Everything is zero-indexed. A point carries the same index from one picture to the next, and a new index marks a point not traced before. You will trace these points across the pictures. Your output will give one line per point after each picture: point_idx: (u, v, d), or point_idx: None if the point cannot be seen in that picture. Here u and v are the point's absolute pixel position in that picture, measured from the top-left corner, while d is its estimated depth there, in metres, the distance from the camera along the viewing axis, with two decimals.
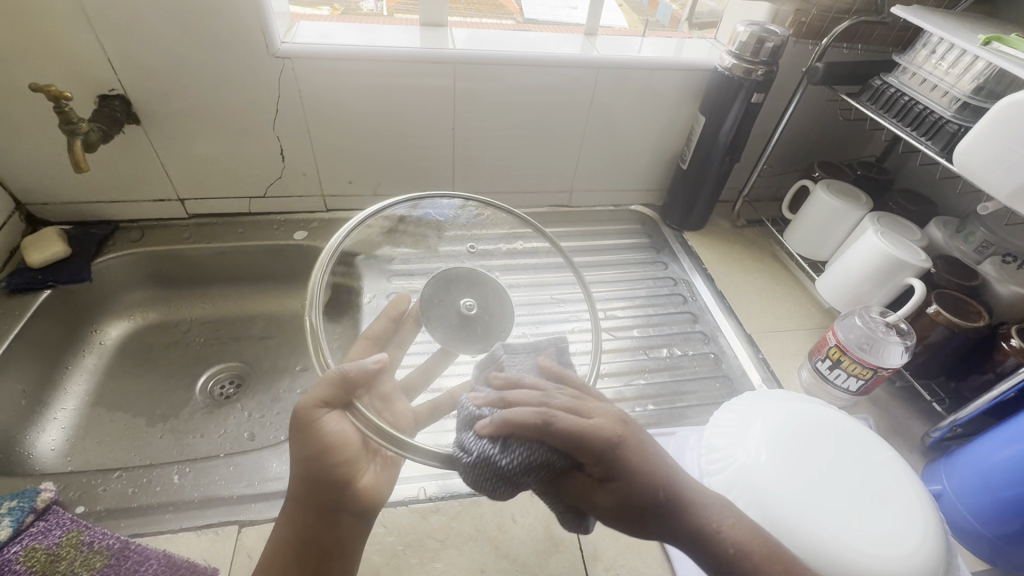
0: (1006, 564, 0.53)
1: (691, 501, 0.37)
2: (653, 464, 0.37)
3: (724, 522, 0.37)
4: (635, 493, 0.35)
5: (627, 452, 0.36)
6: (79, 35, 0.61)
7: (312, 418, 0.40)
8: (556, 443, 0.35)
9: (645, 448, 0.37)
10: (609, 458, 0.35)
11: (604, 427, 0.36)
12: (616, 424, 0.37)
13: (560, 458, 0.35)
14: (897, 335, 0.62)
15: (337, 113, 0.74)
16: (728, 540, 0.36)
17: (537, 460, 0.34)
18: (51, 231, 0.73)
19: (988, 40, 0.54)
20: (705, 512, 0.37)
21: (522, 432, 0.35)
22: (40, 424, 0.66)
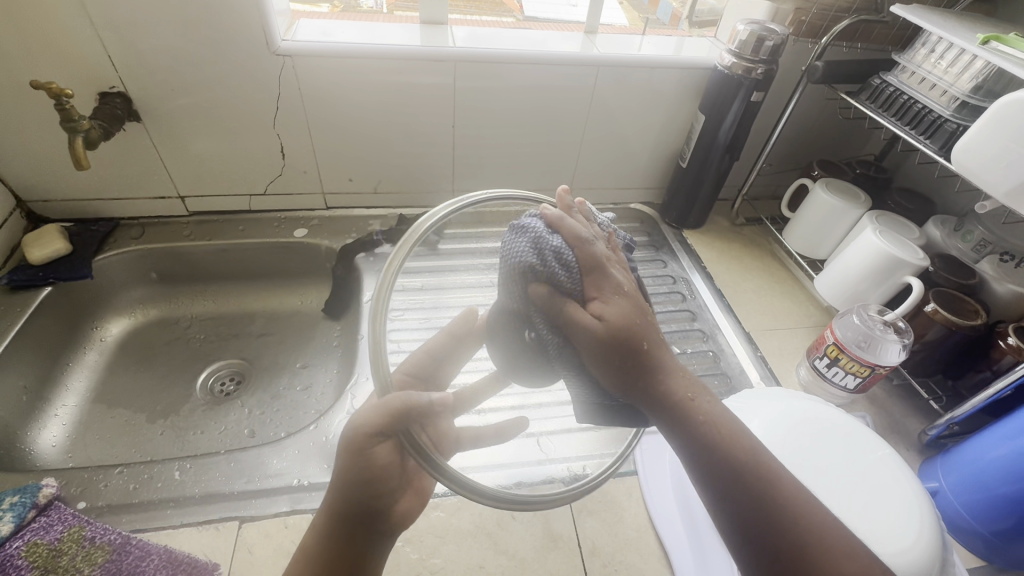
0: (1001, 561, 0.53)
1: (670, 370, 0.38)
2: (649, 320, 0.38)
3: (698, 391, 0.38)
4: (624, 335, 0.36)
5: (631, 303, 0.37)
6: (79, 32, 0.61)
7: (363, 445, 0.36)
8: (586, 258, 0.38)
9: (647, 310, 0.39)
10: (617, 302, 0.37)
11: (619, 277, 0.39)
12: (629, 282, 0.39)
13: (585, 274, 0.38)
14: (895, 333, 0.62)
15: (338, 111, 0.74)
16: (699, 408, 0.37)
17: (574, 261, 0.37)
18: (51, 228, 0.73)
19: (986, 40, 0.54)
20: (682, 379, 0.38)
21: (571, 238, 0.38)
22: (42, 420, 0.66)
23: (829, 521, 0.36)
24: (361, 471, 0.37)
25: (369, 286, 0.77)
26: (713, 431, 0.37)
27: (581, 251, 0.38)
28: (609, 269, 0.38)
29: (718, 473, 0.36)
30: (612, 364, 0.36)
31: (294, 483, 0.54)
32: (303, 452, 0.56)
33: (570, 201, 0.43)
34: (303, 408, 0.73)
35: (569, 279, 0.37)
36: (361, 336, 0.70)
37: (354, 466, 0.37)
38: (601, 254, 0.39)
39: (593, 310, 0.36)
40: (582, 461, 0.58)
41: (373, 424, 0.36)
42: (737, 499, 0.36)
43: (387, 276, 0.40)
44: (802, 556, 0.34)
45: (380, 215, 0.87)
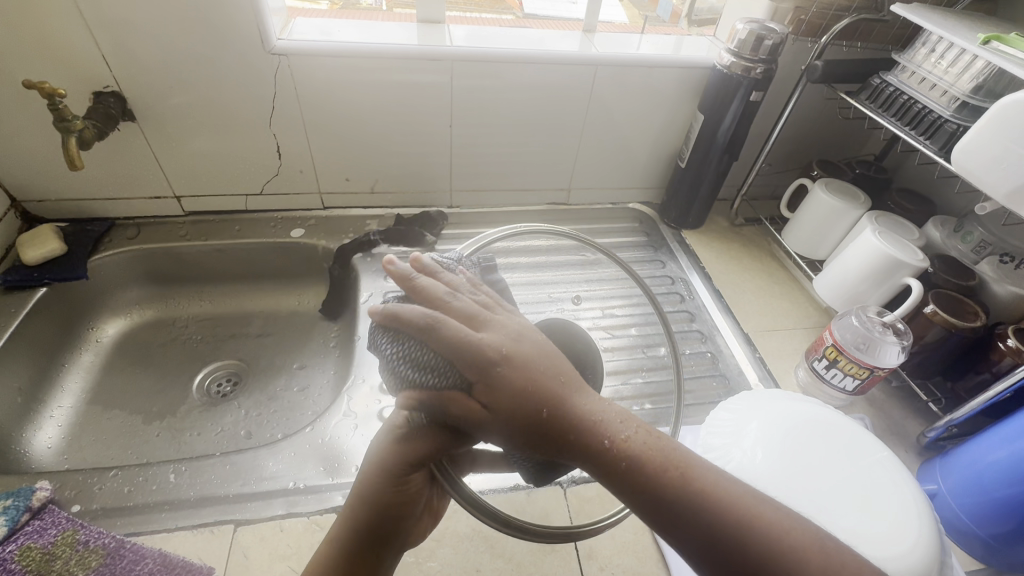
0: (1000, 564, 0.53)
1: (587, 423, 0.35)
2: (537, 375, 0.35)
3: (619, 435, 0.35)
4: (512, 409, 0.34)
5: (508, 371, 0.35)
6: (73, 31, 0.60)
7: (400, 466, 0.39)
8: (447, 348, 0.34)
9: (535, 366, 0.36)
10: (490, 381, 0.34)
11: (490, 341, 0.35)
12: (501, 340, 0.36)
13: (453, 362, 0.34)
14: (894, 335, 0.62)
15: (334, 111, 0.74)
16: (620, 455, 0.34)
17: (433, 352, 0.35)
18: (46, 228, 0.73)
19: (988, 39, 0.53)
20: (596, 427, 0.35)
21: (417, 334, 0.35)
22: (37, 422, 0.66)
23: (788, 537, 0.33)
24: (392, 492, 0.39)
25: (366, 286, 0.76)
26: (646, 477, 0.34)
27: (432, 344, 0.34)
28: (475, 337, 0.35)
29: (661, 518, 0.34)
30: (516, 434, 0.35)
31: (290, 486, 0.54)
32: (299, 455, 0.56)
33: (401, 269, 0.38)
34: (299, 409, 0.73)
35: (437, 380, 0.35)
36: (359, 337, 0.70)
37: (387, 485, 0.39)
38: (457, 331, 0.35)
39: (472, 398, 0.34)
40: (580, 463, 0.58)
41: (408, 447, 0.38)
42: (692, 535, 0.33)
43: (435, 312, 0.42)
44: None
45: (378, 215, 0.87)
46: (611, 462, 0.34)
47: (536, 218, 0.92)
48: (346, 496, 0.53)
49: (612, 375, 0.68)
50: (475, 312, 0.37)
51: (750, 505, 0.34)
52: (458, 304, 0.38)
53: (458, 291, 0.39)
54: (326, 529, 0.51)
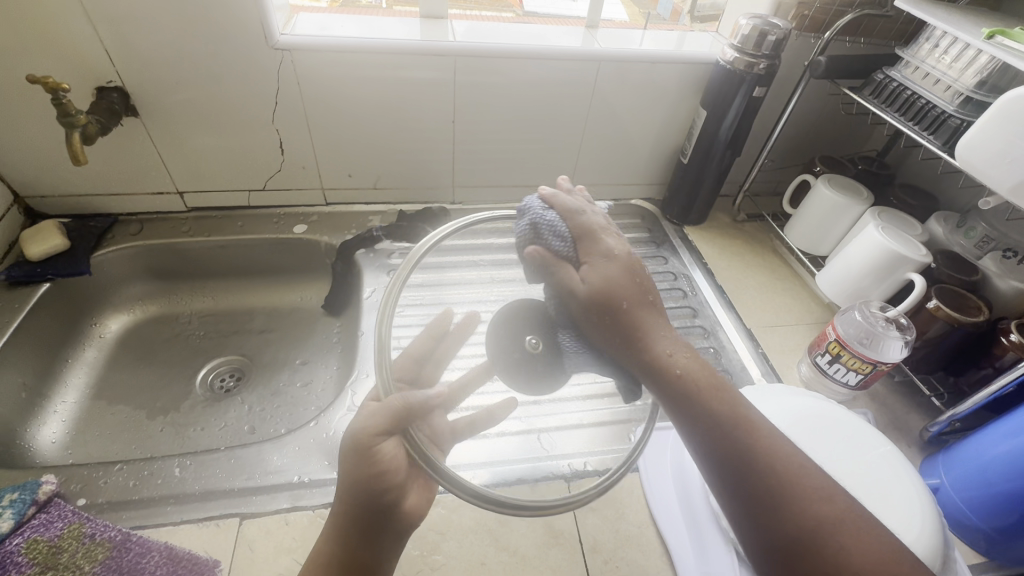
0: (1002, 557, 0.53)
1: (653, 334, 0.41)
2: (635, 284, 0.42)
3: (678, 351, 0.41)
4: (604, 301, 0.40)
5: (616, 272, 0.41)
6: (76, 26, 0.60)
7: (367, 443, 0.38)
8: (578, 229, 0.42)
9: (636, 276, 0.42)
10: (602, 272, 0.40)
11: (614, 246, 0.42)
12: (622, 248, 0.42)
13: (576, 243, 0.41)
14: (897, 329, 0.62)
15: (337, 106, 0.74)
16: (675, 365, 0.40)
17: (567, 230, 0.41)
18: (49, 224, 0.73)
19: (992, 34, 0.53)
20: (659, 338, 0.41)
21: (563, 210, 0.42)
22: (41, 417, 0.66)
23: (806, 479, 0.37)
24: (365, 469, 0.38)
25: (369, 283, 0.77)
26: (692, 390, 0.40)
27: (572, 221, 0.42)
28: (600, 237, 0.42)
29: (696, 420, 0.39)
30: (593, 321, 0.40)
31: (294, 479, 0.54)
32: (304, 449, 0.56)
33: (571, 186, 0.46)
34: (303, 404, 0.73)
35: (563, 249, 0.40)
36: (362, 332, 0.70)
37: (358, 463, 0.38)
38: (592, 224, 0.42)
39: (581, 274, 0.40)
40: (584, 457, 0.58)
41: (376, 419, 0.38)
42: (715, 447, 0.39)
43: (397, 284, 0.44)
44: (770, 493, 0.37)
45: (380, 211, 0.87)
46: (670, 370, 0.40)
47: None
48: None
49: None
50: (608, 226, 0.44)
51: (777, 441, 0.39)
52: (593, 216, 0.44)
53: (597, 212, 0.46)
54: None
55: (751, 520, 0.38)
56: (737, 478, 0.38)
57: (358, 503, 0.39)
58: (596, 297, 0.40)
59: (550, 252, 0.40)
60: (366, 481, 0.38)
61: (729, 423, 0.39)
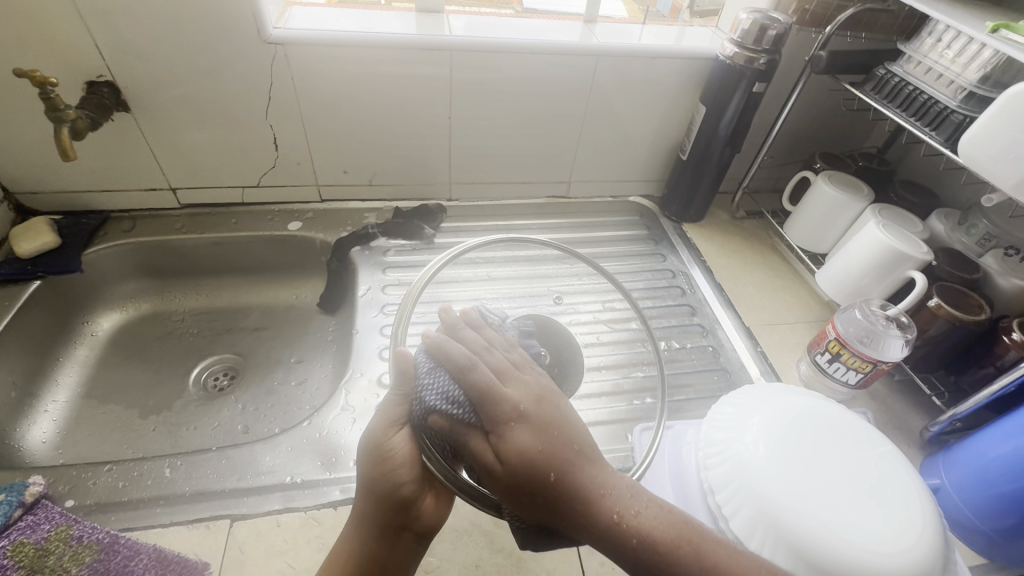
0: (1003, 558, 0.53)
1: (596, 495, 0.37)
2: (557, 443, 0.38)
3: (629, 510, 0.38)
4: (527, 472, 0.37)
5: (528, 434, 0.38)
6: (64, 19, 0.59)
7: (381, 442, 0.42)
8: (474, 393, 0.39)
9: (554, 428, 0.39)
10: (511, 440, 0.37)
11: (517, 399, 0.39)
12: (526, 399, 0.40)
13: (480, 409, 0.38)
14: (898, 329, 0.61)
15: (332, 102, 0.73)
16: (632, 532, 0.37)
17: (464, 396, 0.39)
18: (39, 221, 0.72)
19: (996, 28, 0.52)
20: (607, 502, 0.37)
21: (454, 373, 0.40)
22: (31, 417, 0.65)
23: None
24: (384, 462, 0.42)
25: (364, 280, 0.76)
26: (654, 554, 0.37)
27: (464, 384, 0.39)
28: (502, 392, 0.39)
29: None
30: (522, 498, 0.37)
31: (287, 480, 0.53)
32: (296, 450, 0.56)
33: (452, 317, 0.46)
34: (297, 404, 0.72)
35: (465, 418, 0.38)
36: (357, 330, 0.69)
37: (377, 458, 0.42)
38: (489, 380, 0.39)
39: (488, 446, 0.38)
40: None
41: (391, 414, 0.43)
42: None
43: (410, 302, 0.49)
44: None
45: (376, 208, 0.86)
46: (626, 537, 0.37)
47: (535, 212, 0.91)
48: (344, 491, 0.53)
49: (613, 369, 0.67)
50: (508, 369, 0.42)
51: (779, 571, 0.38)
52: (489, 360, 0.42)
53: (491, 347, 0.44)
54: (324, 524, 0.50)
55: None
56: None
57: (376, 501, 0.42)
58: (516, 477, 0.37)
59: (449, 426, 0.39)
60: (383, 474, 0.42)
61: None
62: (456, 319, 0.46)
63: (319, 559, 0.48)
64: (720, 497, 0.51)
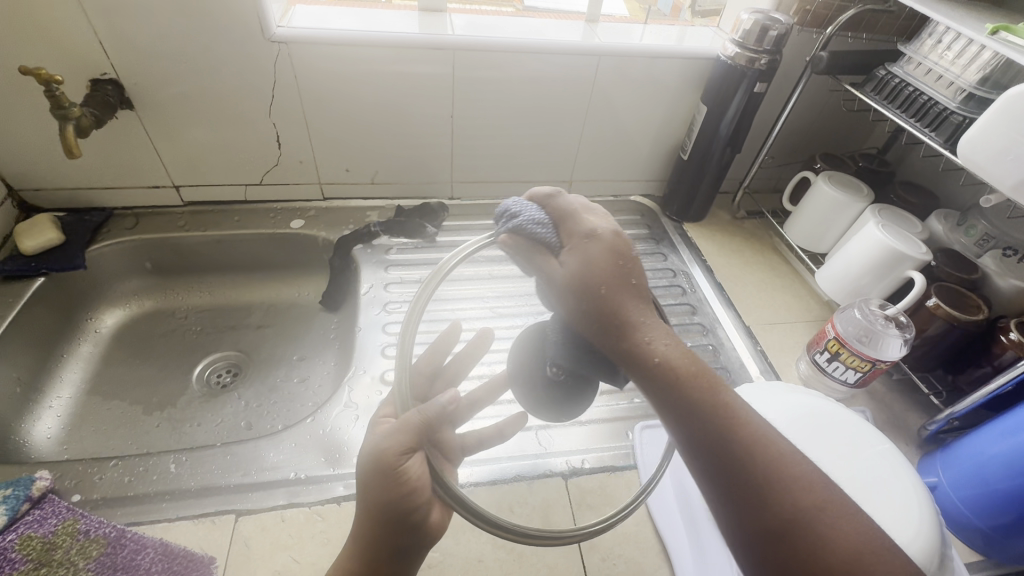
0: (999, 555, 0.54)
1: (635, 318, 0.40)
2: (620, 268, 0.41)
3: (662, 341, 0.40)
4: (583, 277, 0.40)
5: (596, 250, 0.41)
6: (68, 17, 0.59)
7: (389, 460, 0.37)
8: (557, 214, 0.43)
9: (620, 259, 0.41)
10: (576, 253, 0.41)
11: (593, 224, 0.42)
12: (606, 228, 0.42)
13: (557, 228, 0.42)
14: (896, 328, 0.62)
15: (336, 101, 0.73)
16: (656, 354, 0.39)
17: (547, 218, 0.42)
18: (43, 218, 0.72)
19: (996, 30, 0.52)
20: (644, 326, 0.40)
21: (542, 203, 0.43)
22: (36, 412, 0.66)
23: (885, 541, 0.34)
24: (387, 491, 0.37)
25: (367, 278, 0.76)
26: (670, 376, 0.38)
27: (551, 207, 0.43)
28: (582, 220, 0.42)
29: (674, 407, 0.38)
30: (572, 303, 0.40)
31: (291, 476, 0.54)
32: (300, 446, 0.56)
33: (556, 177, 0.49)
34: (300, 400, 0.73)
35: (543, 234, 0.41)
36: (360, 328, 0.70)
37: (381, 486, 0.37)
38: (572, 213, 0.43)
39: (558, 256, 0.41)
40: (581, 455, 0.58)
41: (396, 440, 0.37)
42: (694, 431, 0.37)
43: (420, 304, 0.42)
44: (766, 505, 0.35)
45: (379, 206, 0.86)
46: (652, 358, 0.39)
47: None
48: (348, 487, 0.53)
49: None
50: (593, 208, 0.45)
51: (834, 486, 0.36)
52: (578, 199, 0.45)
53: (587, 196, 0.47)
54: (328, 519, 0.51)
55: (731, 512, 0.36)
56: (714, 467, 0.36)
57: (378, 519, 0.37)
58: (569, 280, 0.40)
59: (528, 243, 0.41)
60: (390, 503, 0.37)
61: (701, 415, 0.37)
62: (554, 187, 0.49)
63: (324, 553, 0.49)
64: None
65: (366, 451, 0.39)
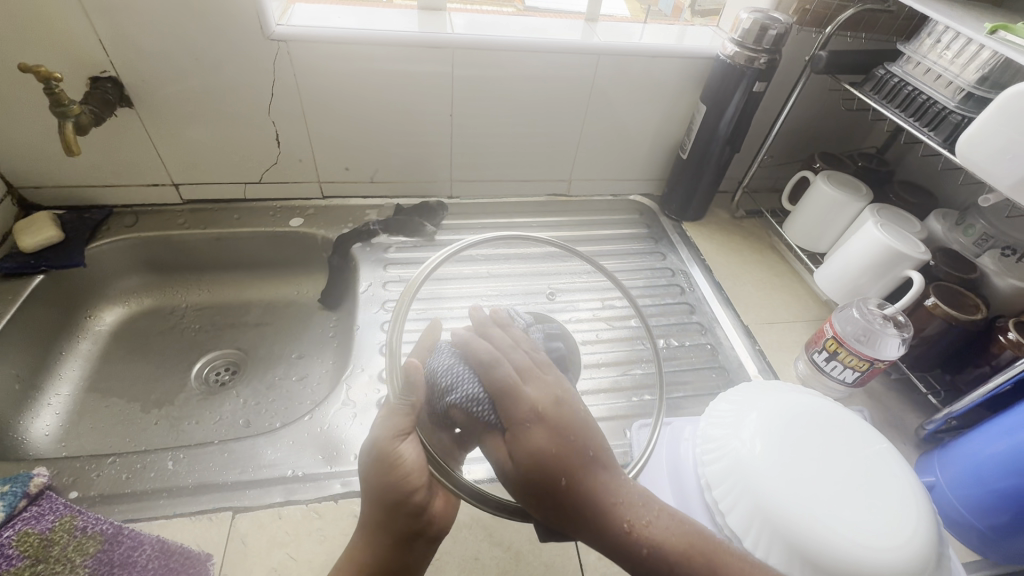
0: (996, 556, 0.54)
1: (606, 503, 0.38)
2: (572, 447, 0.38)
3: (641, 518, 0.38)
4: (535, 467, 0.37)
5: (540, 430, 0.38)
6: (70, 16, 0.60)
7: (386, 441, 0.40)
8: (493, 390, 0.40)
9: (568, 431, 0.39)
10: (522, 441, 0.38)
11: (532, 396, 0.40)
12: (545, 401, 0.40)
13: (493, 400, 0.40)
14: (894, 327, 0.62)
15: (331, 101, 0.73)
16: (643, 542, 0.38)
17: (479, 392, 0.40)
18: (43, 215, 0.72)
19: (994, 29, 0.52)
20: (621, 510, 0.38)
21: (476, 369, 0.41)
22: (34, 409, 0.66)
23: None
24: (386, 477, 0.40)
25: (365, 276, 0.76)
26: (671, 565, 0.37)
27: (485, 381, 0.40)
28: (518, 390, 0.40)
29: None
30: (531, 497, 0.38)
31: (288, 474, 0.54)
32: (298, 443, 0.56)
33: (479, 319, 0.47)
34: (299, 398, 0.73)
35: (478, 414, 0.39)
36: (358, 327, 0.70)
37: (381, 473, 0.40)
38: (508, 380, 0.40)
39: (499, 441, 0.39)
40: None
41: (391, 421, 0.41)
42: None
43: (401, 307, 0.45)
44: None
45: (378, 205, 0.87)
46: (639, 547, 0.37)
47: (535, 210, 0.92)
48: (345, 484, 0.53)
49: (613, 366, 0.67)
50: (527, 368, 0.42)
51: None
52: (515, 356, 0.43)
53: (519, 345, 0.45)
54: (325, 517, 0.51)
55: None
56: None
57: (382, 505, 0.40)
58: (523, 476, 0.38)
59: (469, 422, 0.40)
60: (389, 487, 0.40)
61: None
62: (484, 318, 0.47)
63: (320, 550, 0.49)
64: (718, 492, 0.52)
65: (365, 442, 0.41)
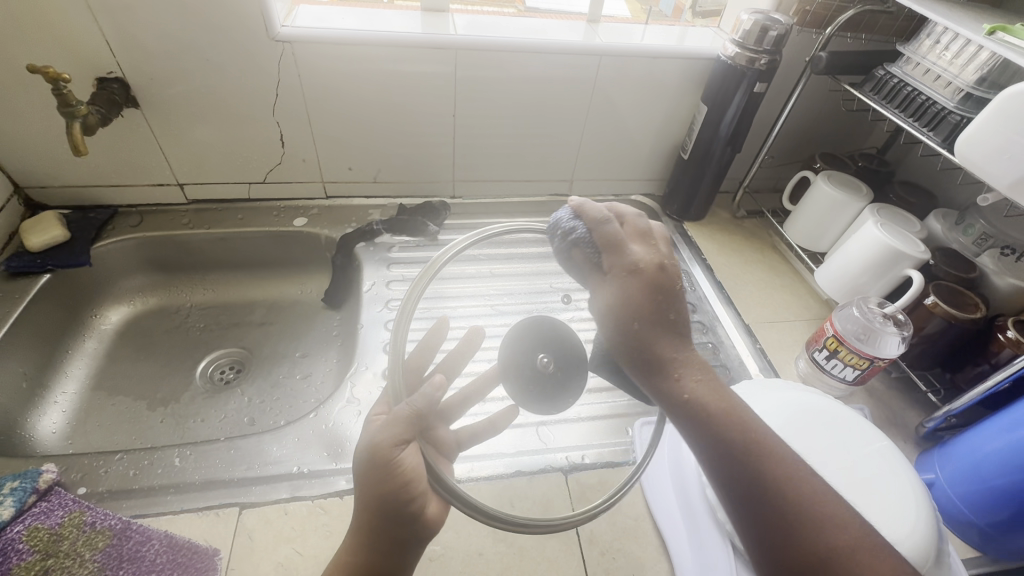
0: (995, 552, 0.54)
1: (669, 354, 0.40)
2: (655, 303, 0.40)
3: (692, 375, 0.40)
4: (620, 311, 0.40)
5: (636, 282, 0.40)
6: (77, 17, 0.60)
7: (386, 449, 0.36)
8: (603, 240, 0.40)
9: (657, 291, 0.40)
10: (617, 287, 0.40)
11: (638, 253, 0.41)
12: (649, 262, 0.41)
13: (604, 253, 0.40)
14: (894, 326, 0.62)
15: (335, 101, 0.73)
16: (687, 391, 0.40)
17: (592, 242, 0.40)
18: (49, 215, 0.73)
19: (992, 30, 0.53)
20: (679, 364, 0.40)
21: (595, 223, 0.41)
22: (41, 407, 0.66)
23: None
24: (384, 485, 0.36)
25: (369, 275, 0.77)
26: (708, 417, 0.39)
27: (602, 232, 0.40)
28: (626, 247, 0.41)
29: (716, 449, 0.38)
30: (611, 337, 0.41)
31: (294, 470, 0.54)
32: (303, 440, 0.57)
33: None
34: (302, 396, 0.73)
35: (587, 261, 0.40)
36: (362, 325, 0.70)
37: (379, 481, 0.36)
38: (619, 237, 0.41)
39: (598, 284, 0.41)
40: (581, 450, 0.58)
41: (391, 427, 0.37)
42: (736, 482, 0.38)
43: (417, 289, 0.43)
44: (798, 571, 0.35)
45: (381, 205, 0.87)
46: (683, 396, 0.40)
47: (537, 209, 0.92)
48: (350, 481, 0.54)
49: None
50: (639, 231, 0.43)
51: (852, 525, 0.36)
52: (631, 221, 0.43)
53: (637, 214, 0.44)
54: (330, 513, 0.51)
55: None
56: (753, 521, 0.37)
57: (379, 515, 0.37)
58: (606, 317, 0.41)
59: (580, 267, 0.41)
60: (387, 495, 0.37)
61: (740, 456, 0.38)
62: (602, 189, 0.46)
63: (326, 546, 0.49)
64: None
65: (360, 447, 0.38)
